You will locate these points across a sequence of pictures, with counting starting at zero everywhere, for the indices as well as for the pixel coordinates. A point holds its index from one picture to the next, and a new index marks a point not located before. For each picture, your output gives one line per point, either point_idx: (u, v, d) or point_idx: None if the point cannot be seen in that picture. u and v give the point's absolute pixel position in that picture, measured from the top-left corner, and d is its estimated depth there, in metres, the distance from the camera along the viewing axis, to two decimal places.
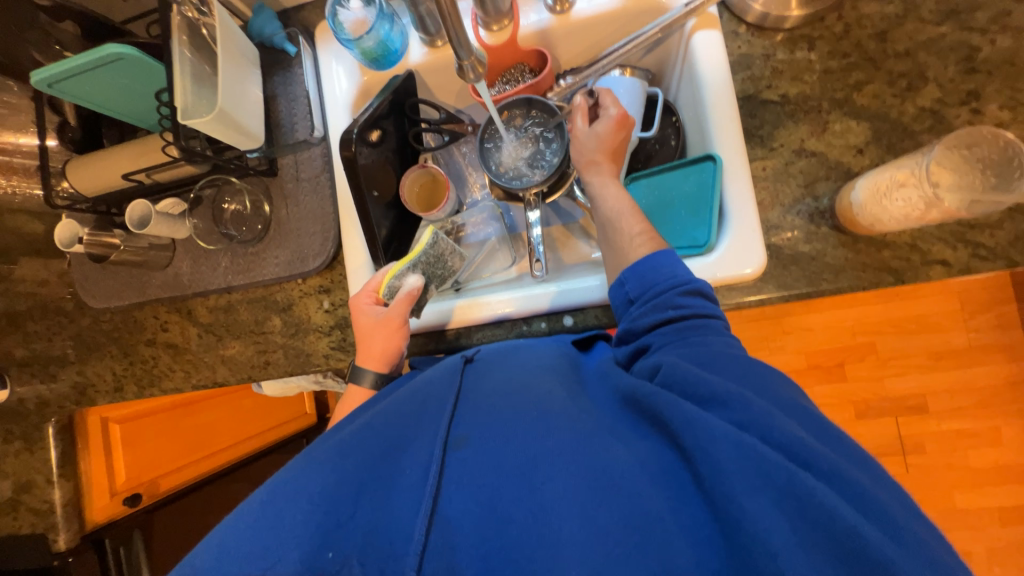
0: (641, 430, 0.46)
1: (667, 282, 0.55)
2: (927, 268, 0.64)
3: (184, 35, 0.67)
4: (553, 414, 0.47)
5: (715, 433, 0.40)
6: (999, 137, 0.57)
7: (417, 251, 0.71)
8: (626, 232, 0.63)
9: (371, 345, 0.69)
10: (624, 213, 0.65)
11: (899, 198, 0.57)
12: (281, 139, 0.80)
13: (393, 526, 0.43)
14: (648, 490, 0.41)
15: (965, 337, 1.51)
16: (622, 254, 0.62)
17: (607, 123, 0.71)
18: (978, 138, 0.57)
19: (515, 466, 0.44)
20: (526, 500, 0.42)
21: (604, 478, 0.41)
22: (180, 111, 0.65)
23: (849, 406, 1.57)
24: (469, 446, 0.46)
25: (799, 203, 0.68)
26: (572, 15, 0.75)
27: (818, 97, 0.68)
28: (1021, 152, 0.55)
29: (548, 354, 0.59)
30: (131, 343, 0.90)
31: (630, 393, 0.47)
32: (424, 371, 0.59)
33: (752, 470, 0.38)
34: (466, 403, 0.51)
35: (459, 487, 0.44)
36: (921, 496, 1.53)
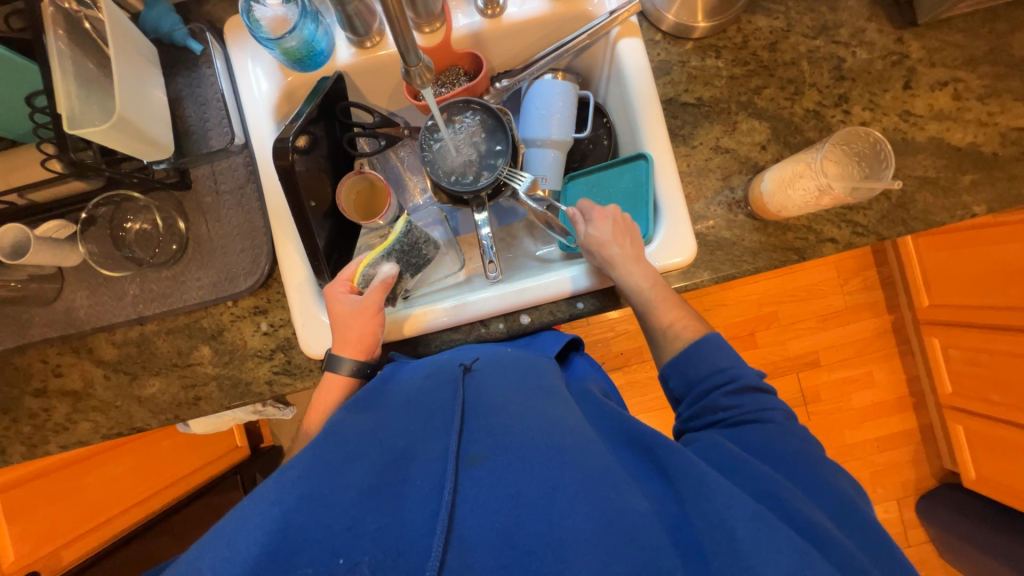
0: (651, 477, 0.50)
1: (710, 373, 0.61)
2: (821, 246, 0.75)
3: (60, 29, 0.57)
4: (567, 448, 0.49)
5: (735, 502, 0.43)
6: (870, 135, 0.69)
7: (391, 239, 0.72)
8: (659, 326, 0.68)
9: (348, 334, 0.68)
10: (658, 306, 0.68)
11: (800, 187, 0.66)
12: (193, 148, 0.72)
13: (405, 537, 0.43)
14: (660, 542, 0.42)
15: (843, 299, 1.80)
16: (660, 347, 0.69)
17: (606, 228, 0.71)
18: (854, 135, 0.69)
19: (533, 496, 0.45)
20: (543, 531, 0.42)
21: (621, 524, 0.42)
22: (66, 119, 0.55)
23: (762, 369, 1.80)
24: (481, 467, 0.47)
25: (719, 194, 0.76)
26: (503, 19, 0.77)
27: (727, 100, 0.77)
28: (886, 147, 0.68)
29: (548, 377, 0.63)
30: (12, 396, 0.75)
31: (643, 437, 0.52)
32: (427, 394, 0.59)
33: (761, 531, 0.41)
34: (475, 423, 0.53)
35: (476, 508, 0.44)
36: (821, 437, 1.80)
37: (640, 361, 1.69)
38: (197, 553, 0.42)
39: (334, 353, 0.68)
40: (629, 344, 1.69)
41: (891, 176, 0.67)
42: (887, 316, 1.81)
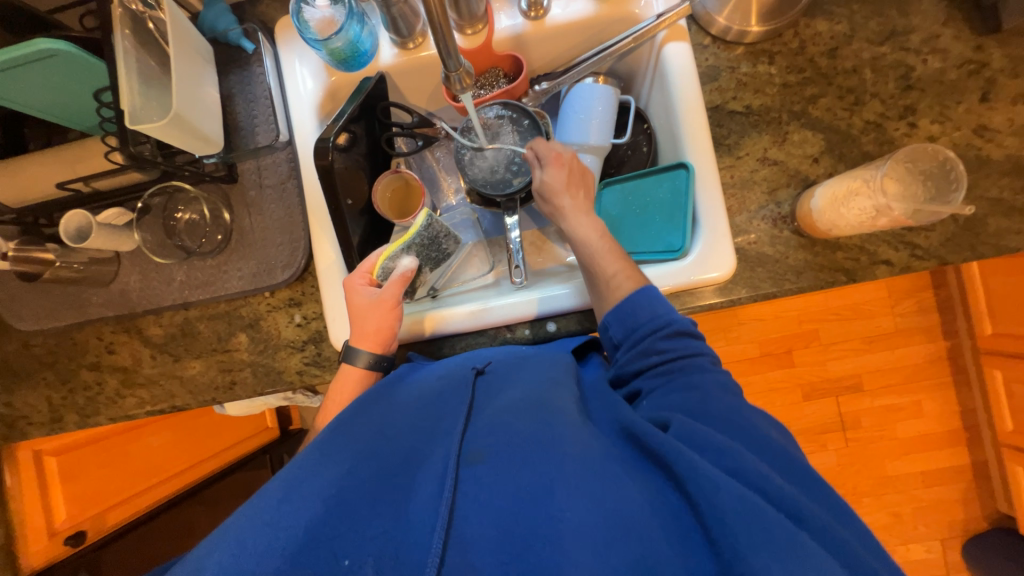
0: (647, 466, 0.48)
1: (648, 322, 0.60)
2: (874, 268, 0.71)
3: (127, 30, 0.60)
4: (567, 444, 0.48)
5: (726, 491, 0.41)
6: (940, 154, 0.63)
7: (411, 233, 0.73)
8: (603, 274, 0.66)
9: (367, 326, 0.69)
10: (600, 256, 0.67)
11: (855, 205, 0.62)
12: (241, 144, 0.75)
13: (409, 535, 0.44)
14: (653, 532, 0.42)
15: (893, 322, 1.69)
16: (601, 297, 0.66)
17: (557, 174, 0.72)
18: (921, 153, 0.64)
19: (532, 493, 0.45)
20: (542, 530, 0.42)
21: (618, 519, 0.42)
22: (128, 115, 0.58)
23: (797, 389, 1.72)
24: (481, 462, 0.48)
25: (764, 208, 0.72)
26: (547, 22, 0.75)
27: (778, 109, 0.72)
28: (957, 168, 0.62)
29: (556, 368, 0.62)
30: (70, 368, 0.81)
31: (631, 427, 0.51)
32: (438, 390, 0.61)
33: (753, 519, 0.40)
34: (478, 419, 0.54)
35: (474, 503, 0.45)
36: (859, 466, 1.70)
37: None
38: (223, 538, 0.43)
39: (352, 344, 0.69)
40: None
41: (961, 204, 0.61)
42: (942, 343, 1.68)
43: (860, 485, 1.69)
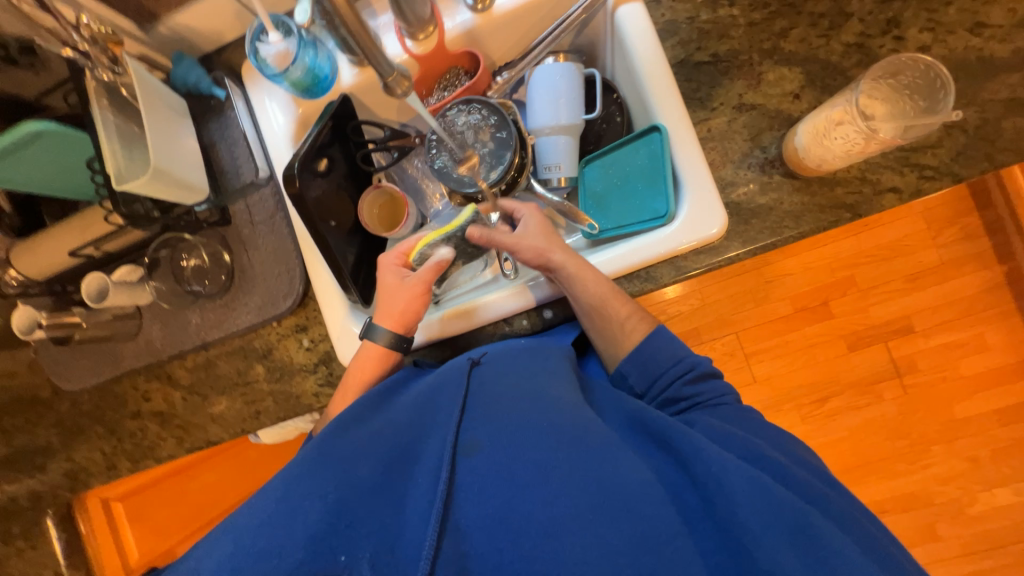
0: (650, 450, 0.55)
1: (671, 366, 0.65)
2: (880, 198, 0.66)
3: (104, 99, 0.64)
4: (561, 430, 0.52)
5: (735, 476, 0.47)
6: (922, 61, 0.58)
7: (454, 226, 0.77)
8: (617, 317, 0.68)
9: (395, 302, 0.71)
10: (607, 298, 0.67)
11: (839, 135, 0.58)
12: (228, 186, 0.79)
13: (403, 536, 0.48)
14: (660, 509, 0.47)
15: (937, 254, 1.57)
16: (616, 340, 0.68)
17: (536, 228, 0.74)
18: (903, 64, 0.59)
19: (527, 479, 0.49)
20: (532, 513, 0.47)
21: (616, 495, 0.47)
22: (114, 178, 0.63)
23: (840, 340, 1.62)
24: (477, 453, 0.51)
25: (749, 157, 0.69)
26: (495, 11, 0.74)
27: (747, 50, 0.69)
28: (942, 74, 0.57)
29: (553, 357, 0.64)
30: (116, 419, 0.87)
31: (639, 417, 0.57)
32: (433, 383, 0.61)
33: (762, 501, 0.46)
34: (473, 409, 0.55)
35: (473, 494, 0.49)
36: (924, 413, 1.59)
37: (698, 342, 1.67)
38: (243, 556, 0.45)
39: (376, 321, 0.72)
40: (685, 325, 1.67)
41: (949, 110, 0.56)
42: (997, 268, 1.55)
43: (927, 430, 1.58)
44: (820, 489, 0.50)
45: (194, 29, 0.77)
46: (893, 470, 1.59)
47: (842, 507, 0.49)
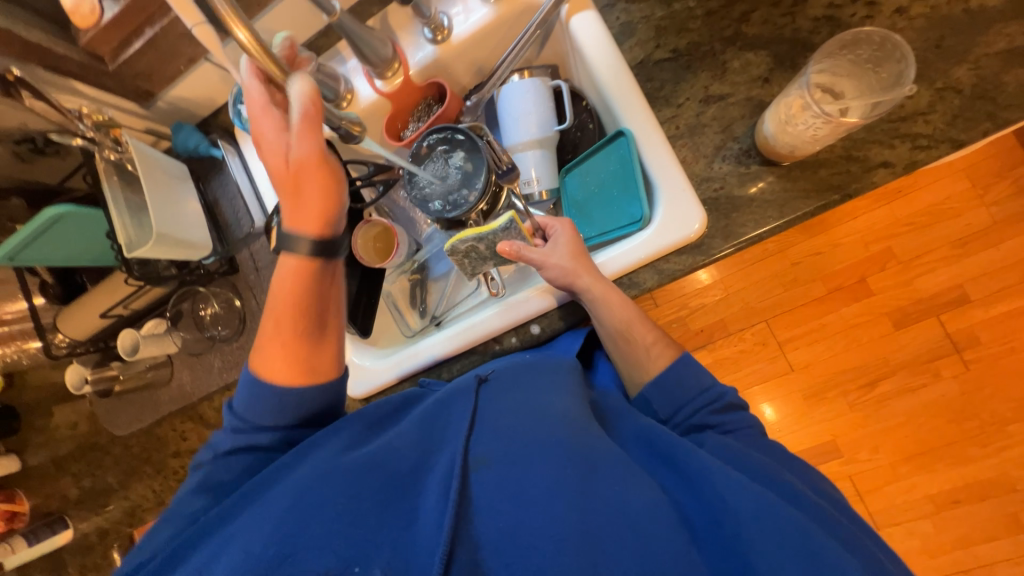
0: (660, 472, 0.55)
1: (697, 395, 0.63)
2: (870, 175, 0.61)
3: (113, 177, 0.71)
4: (568, 444, 0.52)
5: (745, 500, 0.48)
6: (885, 36, 0.55)
7: (490, 228, 0.70)
8: (642, 342, 0.68)
9: (308, 195, 0.59)
10: (635, 323, 0.67)
11: (801, 124, 0.55)
12: (232, 237, 0.85)
13: (417, 540, 0.47)
14: (670, 532, 0.47)
15: (988, 214, 1.42)
16: (639, 366, 0.68)
17: (565, 244, 0.70)
18: (857, 39, 0.57)
19: (538, 495, 0.48)
20: (546, 528, 0.46)
21: (626, 516, 0.48)
22: (125, 247, 0.70)
23: (884, 318, 1.46)
24: (487, 468, 0.51)
25: (722, 149, 0.66)
26: (453, 40, 0.76)
27: (708, 41, 0.67)
28: (902, 45, 0.54)
29: (562, 373, 0.65)
30: (161, 459, 0.97)
31: (650, 436, 0.58)
32: (439, 398, 0.61)
33: (771, 522, 0.46)
34: (482, 425, 0.56)
35: (487, 508, 0.49)
36: (993, 390, 1.41)
37: (725, 335, 1.52)
38: None
39: (289, 227, 0.60)
40: (709, 318, 1.52)
41: (911, 78, 0.54)
42: None
43: (1000, 410, 1.40)
44: (841, 521, 0.49)
45: (186, 99, 0.83)
46: (962, 455, 1.41)
47: (858, 537, 0.49)
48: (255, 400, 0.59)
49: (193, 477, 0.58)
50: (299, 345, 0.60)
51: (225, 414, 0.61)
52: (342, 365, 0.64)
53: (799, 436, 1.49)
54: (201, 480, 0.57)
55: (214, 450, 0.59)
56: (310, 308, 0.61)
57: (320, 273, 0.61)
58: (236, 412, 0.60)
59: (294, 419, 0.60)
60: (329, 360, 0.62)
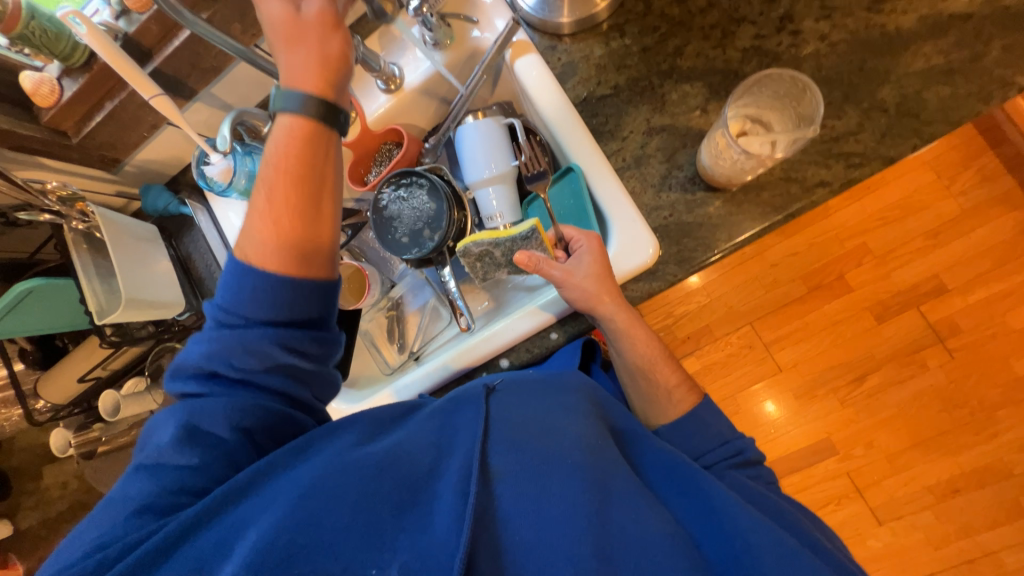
0: (673, 493, 0.57)
1: (719, 446, 0.67)
2: (810, 195, 0.63)
3: (82, 246, 0.74)
4: (589, 468, 0.50)
5: (766, 541, 0.50)
6: (791, 75, 0.60)
7: (512, 232, 0.67)
8: (665, 383, 0.71)
9: (302, 53, 0.55)
10: (657, 362, 0.71)
11: (730, 158, 0.58)
12: (205, 290, 0.87)
13: (430, 546, 0.43)
14: (684, 557, 0.48)
15: (956, 205, 1.41)
16: (657, 405, 0.71)
17: (593, 263, 0.65)
18: (767, 78, 0.61)
19: (556, 513, 0.46)
20: (565, 547, 0.44)
21: (644, 546, 0.47)
22: (96, 314, 0.72)
23: (866, 313, 1.42)
24: (506, 482, 0.48)
25: (668, 178, 0.68)
26: (406, 88, 0.81)
27: (646, 76, 0.69)
28: (804, 80, 0.59)
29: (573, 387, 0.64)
30: None
31: (671, 460, 0.59)
32: (445, 405, 0.57)
33: (788, 566, 0.48)
34: (500, 432, 0.52)
35: (508, 523, 0.46)
36: (978, 377, 1.38)
37: (711, 340, 1.46)
38: None
39: (286, 86, 0.55)
40: (695, 325, 1.46)
41: (822, 115, 0.57)
42: None
43: (988, 396, 1.37)
44: (840, 556, 0.57)
45: (153, 161, 0.85)
46: (956, 443, 1.37)
47: (846, 562, 0.56)
48: (241, 289, 0.53)
49: (173, 385, 0.54)
50: (297, 238, 0.54)
51: (206, 309, 0.54)
52: (338, 257, 0.59)
53: (788, 439, 1.42)
54: (181, 381, 0.53)
55: (189, 357, 0.53)
56: (297, 207, 0.55)
57: (322, 135, 0.56)
58: (217, 309, 0.54)
59: (280, 317, 0.53)
60: (328, 260, 0.57)
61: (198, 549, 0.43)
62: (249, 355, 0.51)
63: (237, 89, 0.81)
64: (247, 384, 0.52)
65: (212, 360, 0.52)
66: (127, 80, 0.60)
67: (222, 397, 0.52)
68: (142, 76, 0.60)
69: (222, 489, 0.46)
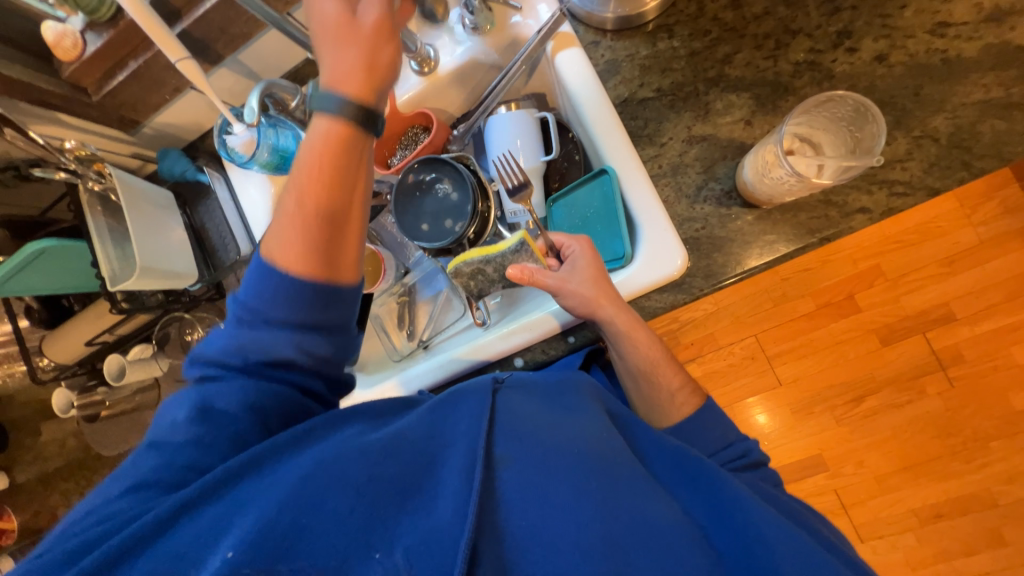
0: (681, 485, 0.55)
1: (721, 449, 0.67)
2: (849, 220, 0.62)
3: (97, 208, 0.72)
4: (592, 457, 0.48)
5: (775, 530, 0.48)
6: (848, 98, 0.58)
7: (501, 248, 0.68)
8: (667, 386, 0.70)
9: (349, 58, 0.51)
10: (660, 364, 0.70)
11: (775, 177, 0.57)
12: (216, 262, 0.84)
13: (435, 533, 0.41)
14: (691, 548, 0.46)
15: (974, 234, 1.32)
16: (663, 410, 0.70)
17: (585, 268, 0.65)
18: (830, 101, 0.59)
19: (562, 499, 0.44)
20: (573, 534, 0.42)
21: (653, 532, 0.45)
22: (109, 280, 0.71)
23: (871, 335, 1.38)
24: (512, 468, 0.45)
25: (704, 190, 0.67)
26: (440, 71, 0.79)
27: (691, 81, 0.67)
28: (866, 106, 0.57)
29: (577, 389, 0.62)
30: None
31: (677, 450, 0.57)
32: (443, 397, 0.53)
33: (801, 557, 0.47)
34: (503, 423, 0.49)
35: (511, 508, 0.44)
36: (976, 407, 1.37)
37: (715, 349, 1.43)
38: None
39: (327, 87, 0.51)
40: (700, 332, 1.42)
41: (881, 147, 0.57)
42: None
43: (984, 427, 1.36)
44: (850, 553, 0.55)
45: (173, 125, 0.82)
46: (946, 471, 1.37)
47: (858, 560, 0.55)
48: (262, 273, 0.51)
49: (192, 365, 0.53)
50: (322, 242, 0.51)
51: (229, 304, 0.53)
52: (361, 265, 0.55)
53: (783, 451, 1.43)
54: (201, 367, 0.52)
55: (207, 348, 0.52)
56: (326, 219, 0.51)
57: (357, 142, 0.52)
58: (238, 302, 0.52)
59: (297, 315, 0.50)
60: (352, 269, 0.54)
61: (189, 533, 0.40)
62: (266, 339, 0.50)
63: (264, 57, 0.78)
64: (260, 371, 0.51)
65: (229, 350, 0.50)
66: (153, 38, 0.56)
67: (236, 378, 0.50)
68: (169, 37, 0.58)
69: (221, 471, 0.43)
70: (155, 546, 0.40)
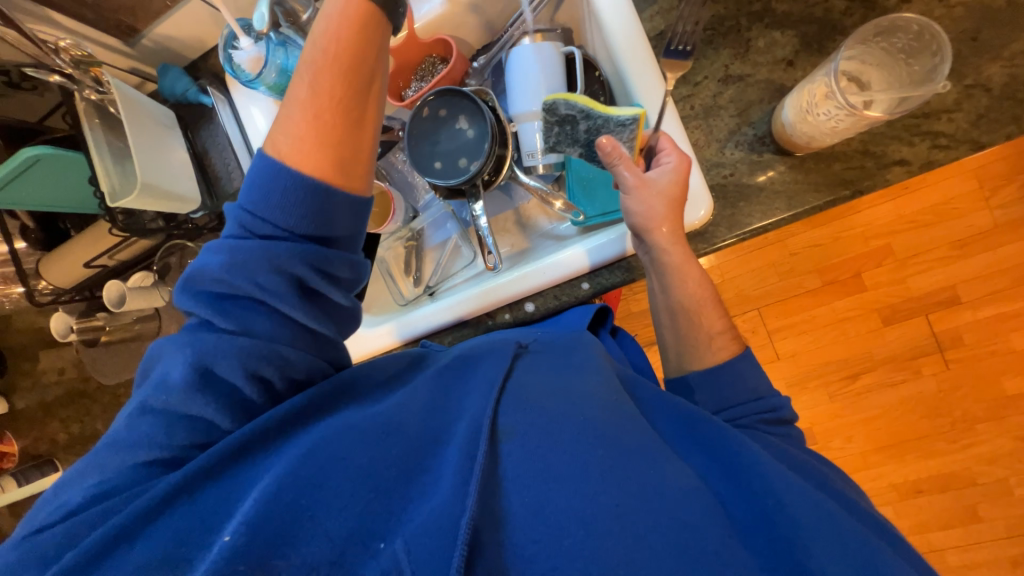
0: (696, 446, 0.51)
1: (750, 402, 0.59)
2: (884, 172, 0.60)
3: (95, 118, 0.68)
4: (600, 424, 0.45)
5: (791, 494, 0.44)
6: (915, 23, 0.55)
7: (613, 111, 0.60)
8: (708, 330, 0.63)
9: None
10: (707, 309, 0.63)
11: (822, 114, 0.54)
12: (220, 190, 0.81)
13: (437, 514, 0.39)
14: (709, 521, 0.41)
15: (990, 218, 1.29)
16: (696, 354, 0.63)
17: (671, 183, 0.59)
18: (894, 27, 0.57)
19: (564, 471, 0.41)
20: (575, 510, 0.39)
21: (667, 501, 0.41)
22: (109, 195, 0.67)
23: (873, 314, 1.37)
24: (514, 440, 0.43)
25: (737, 134, 0.64)
26: None
27: (734, 14, 0.63)
28: (933, 33, 0.54)
29: (589, 353, 0.58)
30: None
31: (688, 413, 0.52)
32: (456, 365, 0.52)
33: (825, 525, 0.42)
34: (511, 394, 0.47)
35: (513, 486, 0.42)
36: (967, 391, 1.37)
37: None
38: None
39: None
40: None
41: (944, 74, 0.54)
42: None
43: (973, 410, 1.37)
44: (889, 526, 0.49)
45: (174, 38, 0.77)
46: (931, 449, 1.39)
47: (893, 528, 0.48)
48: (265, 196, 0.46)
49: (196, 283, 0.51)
50: (337, 130, 0.47)
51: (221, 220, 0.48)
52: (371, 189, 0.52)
53: None
54: (193, 291, 0.47)
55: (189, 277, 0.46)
56: (340, 102, 0.47)
57: (376, 26, 0.48)
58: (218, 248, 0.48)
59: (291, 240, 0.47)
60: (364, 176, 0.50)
61: (186, 521, 0.39)
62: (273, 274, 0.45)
63: None
64: None
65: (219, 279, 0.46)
66: None
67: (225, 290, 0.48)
68: None
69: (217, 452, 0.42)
70: (162, 523, 0.39)
